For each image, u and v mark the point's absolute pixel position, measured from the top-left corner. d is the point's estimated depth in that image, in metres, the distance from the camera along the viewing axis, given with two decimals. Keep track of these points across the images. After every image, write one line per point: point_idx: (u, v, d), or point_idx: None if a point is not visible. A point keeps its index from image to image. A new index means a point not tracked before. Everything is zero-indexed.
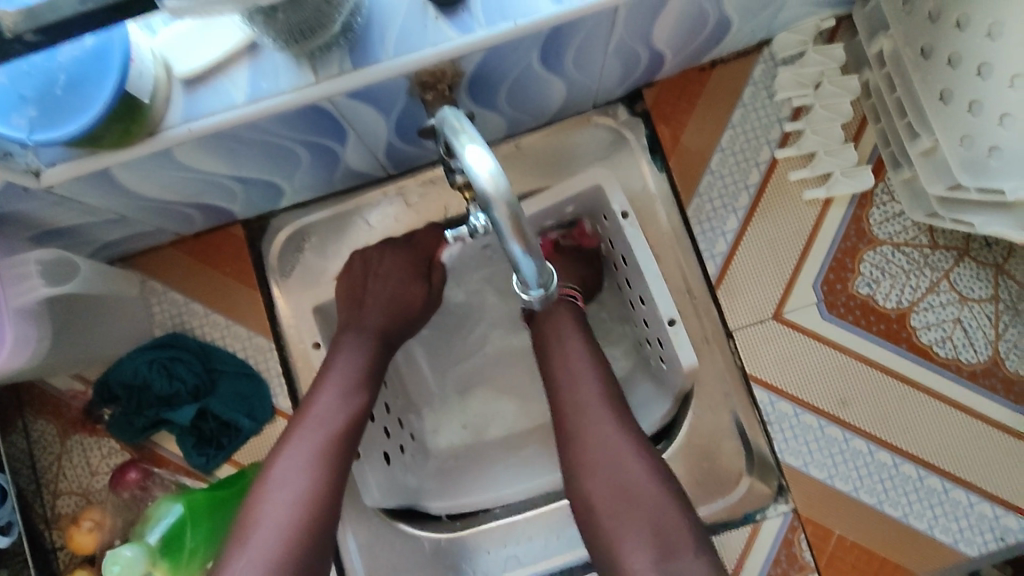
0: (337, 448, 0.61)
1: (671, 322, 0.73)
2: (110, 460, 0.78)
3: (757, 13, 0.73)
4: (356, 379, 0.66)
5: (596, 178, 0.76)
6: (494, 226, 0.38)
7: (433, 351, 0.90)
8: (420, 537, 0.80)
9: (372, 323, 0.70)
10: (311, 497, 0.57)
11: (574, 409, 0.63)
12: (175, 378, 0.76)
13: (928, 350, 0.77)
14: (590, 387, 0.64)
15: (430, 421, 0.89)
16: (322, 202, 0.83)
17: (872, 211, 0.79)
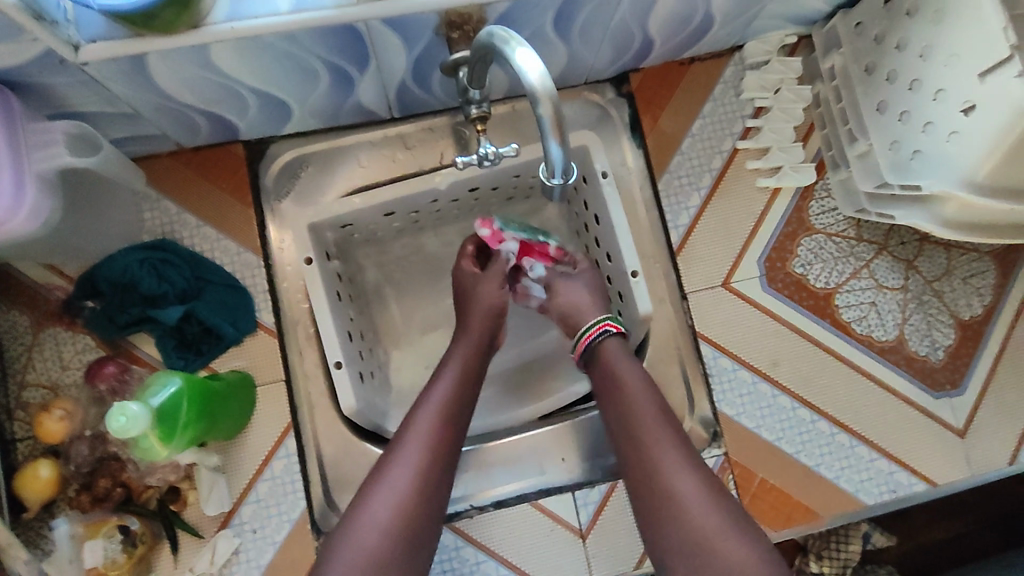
0: (452, 414, 0.69)
1: (632, 273, 0.83)
2: (84, 355, 0.78)
3: (736, 16, 0.84)
4: (467, 383, 0.73)
5: (585, 140, 0.85)
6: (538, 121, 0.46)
7: (403, 292, 0.98)
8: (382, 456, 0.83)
9: (478, 322, 0.79)
10: (436, 457, 0.64)
11: (657, 467, 0.62)
12: (165, 280, 0.78)
13: (847, 327, 0.89)
14: (673, 455, 0.62)
15: (395, 359, 0.96)
16: (324, 134, 0.88)
17: (812, 204, 0.91)
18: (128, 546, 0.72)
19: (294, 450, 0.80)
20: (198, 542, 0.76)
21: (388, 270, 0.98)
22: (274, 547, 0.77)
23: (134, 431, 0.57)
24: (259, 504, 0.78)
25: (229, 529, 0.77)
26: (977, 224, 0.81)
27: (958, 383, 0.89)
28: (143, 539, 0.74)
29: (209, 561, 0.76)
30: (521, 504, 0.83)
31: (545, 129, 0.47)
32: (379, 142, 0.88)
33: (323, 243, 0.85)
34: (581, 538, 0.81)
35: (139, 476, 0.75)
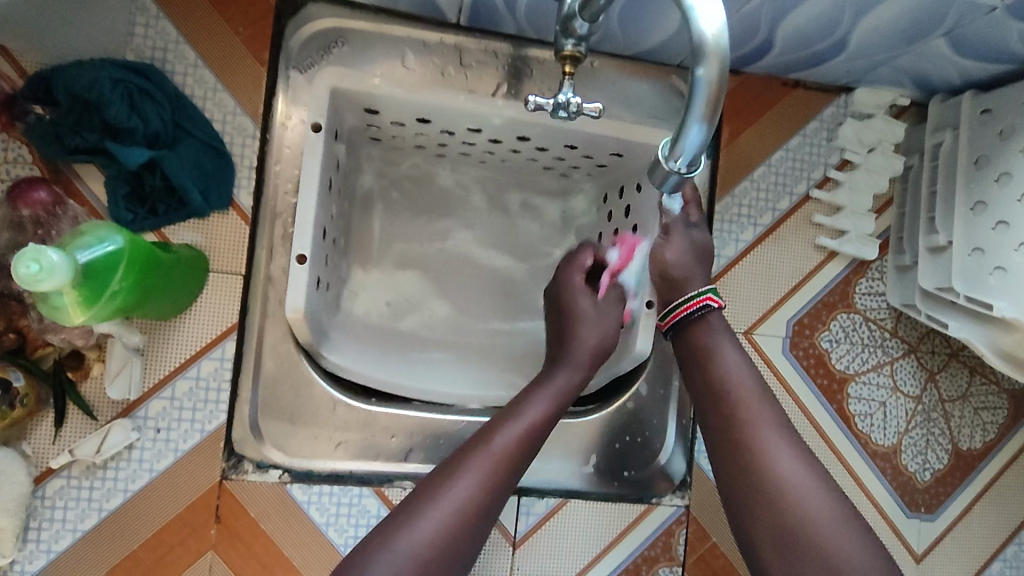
0: (536, 434, 0.63)
1: (650, 306, 0.74)
2: (14, 168, 0.65)
3: (868, 54, 0.73)
4: (557, 407, 0.66)
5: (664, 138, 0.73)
6: (695, 85, 0.38)
7: (391, 216, 0.86)
8: (314, 386, 0.72)
9: (583, 355, 0.70)
10: (502, 473, 0.59)
11: (753, 470, 0.59)
12: (137, 114, 0.63)
13: (850, 418, 0.83)
14: (772, 434, 0.61)
15: (357, 281, 0.83)
16: (372, 15, 0.74)
17: (861, 280, 0.84)
18: (3, 405, 0.61)
19: (231, 356, 0.69)
20: (88, 422, 0.65)
21: (370, 179, 0.85)
22: (176, 455, 0.67)
23: (47, 284, 0.45)
24: (171, 403, 0.67)
25: (129, 420, 0.66)
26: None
27: (933, 509, 0.85)
28: (25, 400, 0.62)
29: (94, 448, 0.64)
30: None
31: (697, 96, 0.38)
32: (430, 45, 0.75)
33: (336, 114, 0.72)
34: (511, 546, 0.74)
35: (41, 331, 0.62)
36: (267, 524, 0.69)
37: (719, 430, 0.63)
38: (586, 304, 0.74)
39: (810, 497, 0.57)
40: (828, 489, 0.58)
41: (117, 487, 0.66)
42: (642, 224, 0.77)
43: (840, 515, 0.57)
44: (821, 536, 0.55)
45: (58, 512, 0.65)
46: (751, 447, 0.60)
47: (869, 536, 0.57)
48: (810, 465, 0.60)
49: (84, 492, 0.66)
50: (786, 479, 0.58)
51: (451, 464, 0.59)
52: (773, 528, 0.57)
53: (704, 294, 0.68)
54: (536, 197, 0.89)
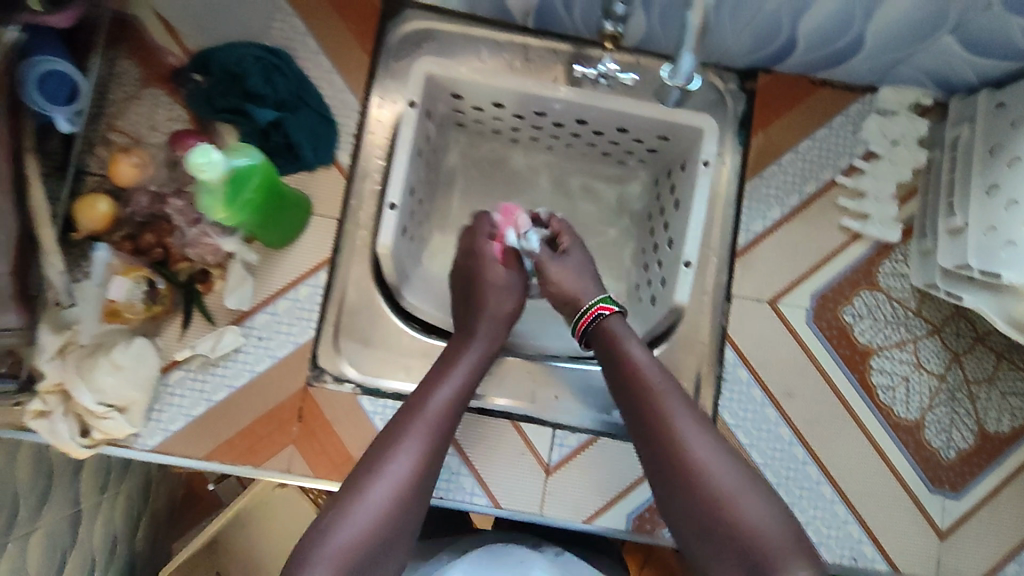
0: (430, 452, 0.67)
1: (686, 265, 0.80)
2: (174, 124, 0.83)
3: (886, 51, 0.82)
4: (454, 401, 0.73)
5: (701, 124, 0.81)
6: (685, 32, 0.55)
7: (462, 190, 1.00)
8: (388, 317, 0.86)
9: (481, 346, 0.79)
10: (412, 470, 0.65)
11: (674, 458, 0.64)
12: (271, 84, 0.81)
13: (872, 390, 0.88)
14: (690, 419, 0.66)
15: (429, 240, 0.97)
16: (456, 18, 0.90)
17: (885, 261, 0.90)
18: (149, 299, 0.76)
19: (322, 283, 0.83)
20: (207, 326, 0.81)
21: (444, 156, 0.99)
22: (271, 360, 0.81)
23: (208, 174, 0.58)
24: (273, 317, 0.82)
25: (239, 327, 0.81)
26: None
27: (958, 487, 0.87)
28: (164, 300, 0.78)
29: (211, 346, 0.80)
30: (503, 421, 0.85)
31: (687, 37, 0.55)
32: (501, 43, 0.90)
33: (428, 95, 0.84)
34: (545, 473, 0.83)
35: (182, 245, 0.78)
36: (338, 427, 0.81)
37: (648, 416, 0.67)
38: (500, 302, 0.83)
39: (726, 474, 0.62)
40: (742, 469, 0.63)
41: (224, 383, 0.81)
42: (683, 201, 0.84)
43: (755, 486, 0.62)
44: (737, 508, 0.60)
45: (177, 399, 0.80)
46: (656, 420, 0.66)
47: (770, 498, 0.62)
48: (724, 448, 0.65)
49: (198, 383, 0.80)
50: (696, 454, 0.64)
51: (384, 447, 0.67)
52: (693, 509, 0.62)
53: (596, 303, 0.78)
54: (598, 183, 1.01)
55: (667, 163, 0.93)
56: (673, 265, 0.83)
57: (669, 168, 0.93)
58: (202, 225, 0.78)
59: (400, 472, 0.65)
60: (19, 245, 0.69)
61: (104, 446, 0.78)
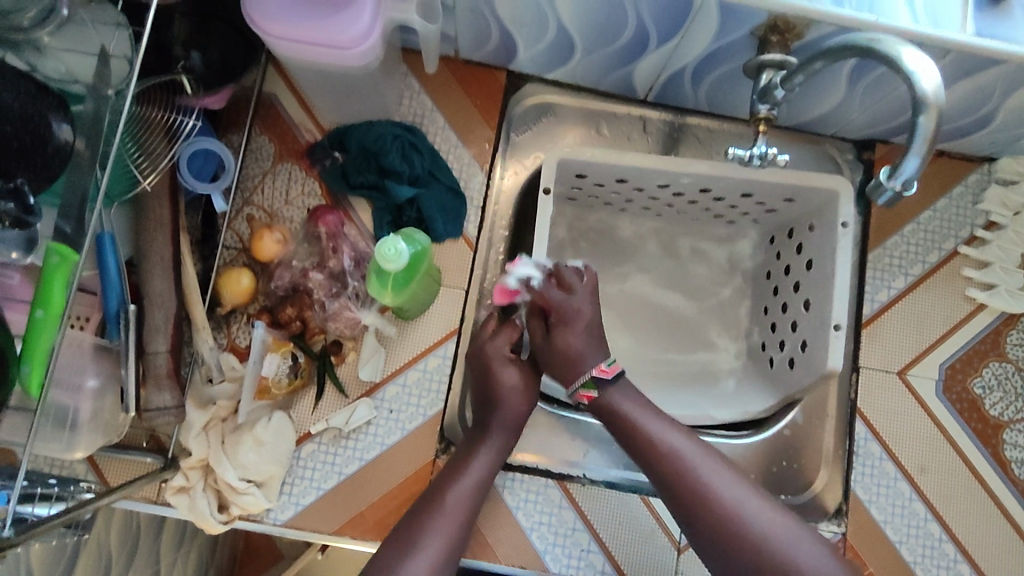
0: (453, 541, 0.66)
1: (836, 326, 0.76)
2: (308, 199, 0.85)
3: (1014, 127, 0.84)
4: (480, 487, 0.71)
5: (835, 185, 0.79)
6: (914, 130, 0.48)
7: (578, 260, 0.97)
8: None
9: (511, 418, 0.75)
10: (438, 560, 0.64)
11: (678, 494, 0.66)
12: (408, 160, 0.83)
13: (1006, 464, 0.86)
14: (690, 447, 0.68)
15: None
16: (577, 92, 0.92)
17: (1011, 332, 0.89)
18: (292, 374, 0.78)
19: (451, 354, 0.83)
20: (340, 398, 0.80)
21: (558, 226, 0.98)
22: (402, 433, 0.81)
23: (394, 264, 0.59)
24: (403, 388, 0.82)
25: (371, 399, 0.81)
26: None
27: None
28: (303, 373, 0.79)
29: (344, 419, 0.80)
30: (631, 494, 0.83)
31: (917, 138, 0.48)
32: (619, 116, 0.92)
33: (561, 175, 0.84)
34: (676, 551, 0.81)
35: (322, 319, 0.79)
36: None
37: (643, 450, 0.69)
38: (512, 382, 0.76)
39: (735, 493, 0.64)
40: (751, 489, 0.65)
41: (355, 455, 0.80)
42: (818, 259, 0.81)
43: (766, 502, 0.64)
44: (752, 531, 0.62)
45: (308, 472, 0.79)
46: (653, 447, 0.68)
47: (780, 511, 0.64)
48: (726, 468, 0.67)
49: (329, 456, 0.79)
50: (709, 486, 0.65)
51: (405, 537, 0.65)
52: (712, 541, 0.64)
53: (576, 392, 0.73)
54: (704, 245, 0.99)
55: (789, 222, 0.90)
56: (819, 329, 0.79)
57: (791, 227, 0.90)
58: (343, 298, 0.79)
59: (430, 554, 0.64)
60: (174, 324, 0.72)
61: (237, 521, 0.77)
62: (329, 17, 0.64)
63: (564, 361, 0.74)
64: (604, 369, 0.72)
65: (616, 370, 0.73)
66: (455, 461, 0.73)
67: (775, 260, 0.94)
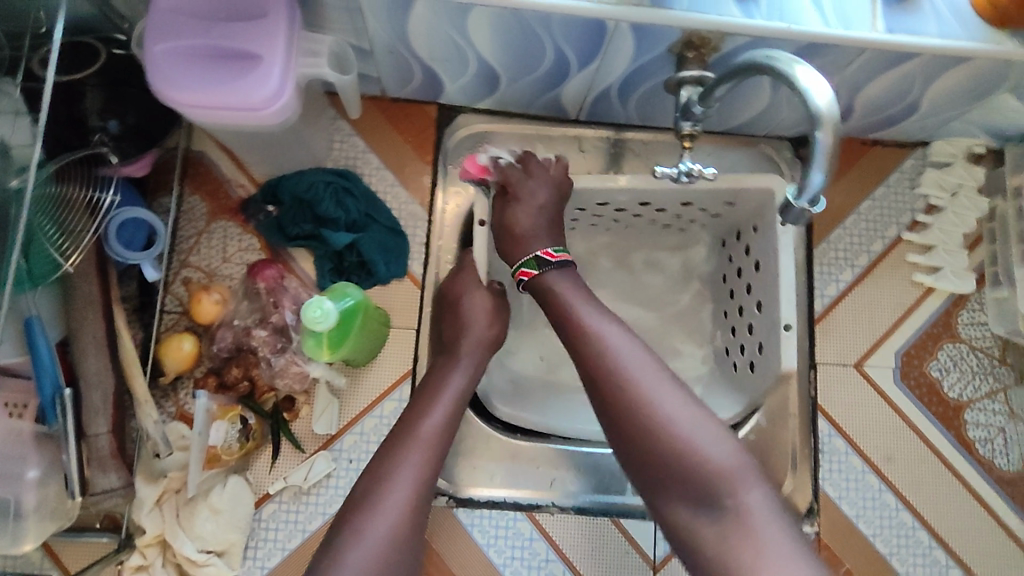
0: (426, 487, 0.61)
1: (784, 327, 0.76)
2: (246, 254, 0.83)
3: (938, 112, 0.85)
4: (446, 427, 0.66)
5: (770, 183, 0.78)
6: (813, 146, 0.47)
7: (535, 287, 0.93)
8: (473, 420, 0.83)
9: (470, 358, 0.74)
10: (410, 515, 0.59)
11: (612, 411, 0.60)
12: (342, 206, 0.82)
13: (970, 444, 0.86)
14: (631, 354, 0.61)
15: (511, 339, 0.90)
16: (509, 118, 0.91)
17: (962, 312, 0.89)
18: (242, 437, 0.75)
19: (407, 396, 0.82)
20: (297, 454, 0.79)
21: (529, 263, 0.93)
22: None
23: (323, 325, 0.58)
24: (361, 437, 0.80)
25: (328, 451, 0.80)
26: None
27: None
28: (255, 435, 0.77)
29: (303, 475, 0.78)
30: (602, 518, 0.82)
31: (817, 153, 0.47)
32: (555, 138, 0.92)
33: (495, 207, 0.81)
34: (652, 569, 0.81)
35: (270, 376, 0.77)
36: (438, 545, 0.80)
37: (585, 354, 0.63)
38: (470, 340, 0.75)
39: (670, 406, 0.58)
40: (689, 402, 0.59)
41: (318, 511, 0.78)
42: (764, 259, 0.80)
43: (706, 418, 0.58)
44: (686, 448, 0.56)
45: (271, 533, 0.77)
46: (603, 360, 0.61)
47: (720, 428, 0.57)
48: (668, 379, 0.60)
49: (292, 514, 0.78)
50: (642, 401, 0.58)
51: (379, 471, 0.61)
52: (646, 460, 0.58)
53: (519, 269, 0.74)
54: (659, 255, 0.95)
55: (734, 225, 0.88)
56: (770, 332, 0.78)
57: (737, 230, 0.88)
58: (289, 353, 0.78)
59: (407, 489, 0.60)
60: (115, 404, 0.71)
61: None
62: (239, 77, 0.63)
63: (511, 239, 0.76)
64: (549, 253, 0.72)
65: (561, 259, 0.72)
66: (420, 399, 0.69)
67: (728, 265, 0.91)
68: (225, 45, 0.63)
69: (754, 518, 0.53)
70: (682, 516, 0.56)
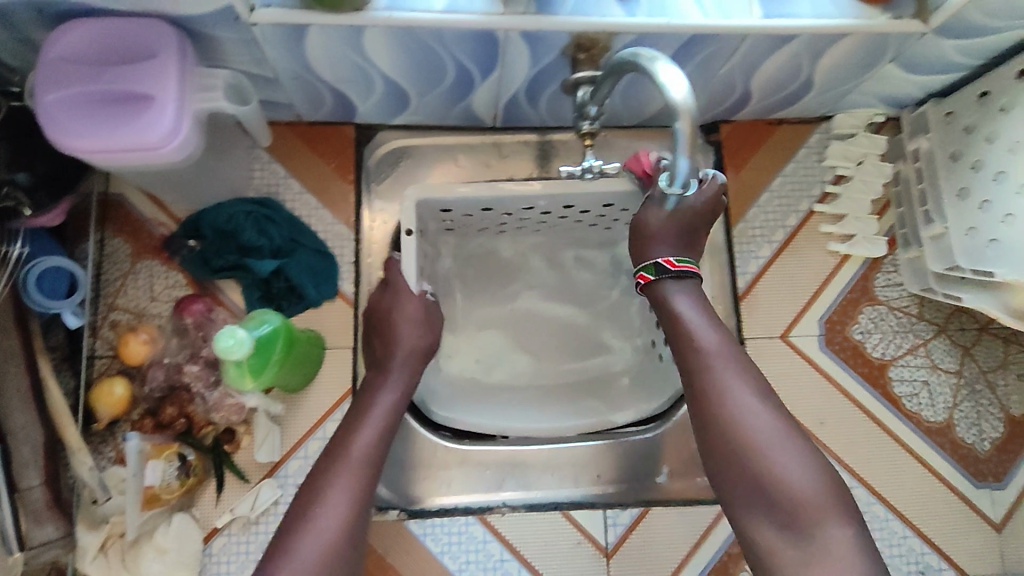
0: (360, 507, 0.62)
1: None
2: (173, 290, 0.83)
3: (833, 88, 0.88)
4: (380, 438, 0.68)
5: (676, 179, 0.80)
6: (675, 135, 0.49)
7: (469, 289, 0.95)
8: (420, 434, 0.85)
9: (402, 362, 0.75)
10: (344, 532, 0.60)
11: (728, 450, 0.64)
12: (265, 234, 0.82)
13: (897, 400, 0.90)
14: (745, 395, 0.66)
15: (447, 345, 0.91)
16: (426, 130, 0.92)
17: (877, 275, 0.93)
18: (182, 474, 0.75)
19: None
20: (242, 486, 0.80)
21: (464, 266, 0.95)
22: None
23: (238, 353, 0.58)
24: (305, 461, 0.81)
25: (273, 479, 0.80)
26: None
27: (1001, 477, 0.89)
28: (196, 470, 0.77)
29: (249, 506, 0.79)
30: (552, 512, 0.84)
31: (679, 140, 0.49)
32: (474, 147, 0.93)
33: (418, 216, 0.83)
34: (605, 556, 0.83)
35: (206, 411, 0.78)
36: (393, 559, 0.82)
37: (696, 393, 0.68)
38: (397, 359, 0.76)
39: (786, 450, 0.63)
40: (792, 438, 0.64)
41: (268, 539, 0.79)
42: None
43: (805, 451, 0.63)
44: (795, 486, 0.61)
45: (224, 566, 0.78)
46: (717, 401, 0.66)
47: (809, 458, 0.62)
48: (780, 418, 0.65)
49: (242, 545, 0.78)
50: (762, 446, 0.63)
51: (316, 487, 0.63)
52: (751, 490, 0.63)
53: (637, 272, 0.76)
54: (587, 253, 0.96)
55: None
56: None
57: None
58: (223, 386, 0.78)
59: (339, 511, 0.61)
60: (46, 454, 0.71)
61: None
62: (134, 119, 0.64)
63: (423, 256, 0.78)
64: (670, 262, 0.74)
65: (680, 270, 0.74)
66: (351, 416, 0.70)
67: None
68: (119, 89, 0.64)
69: (833, 543, 0.58)
70: (760, 531, 0.62)
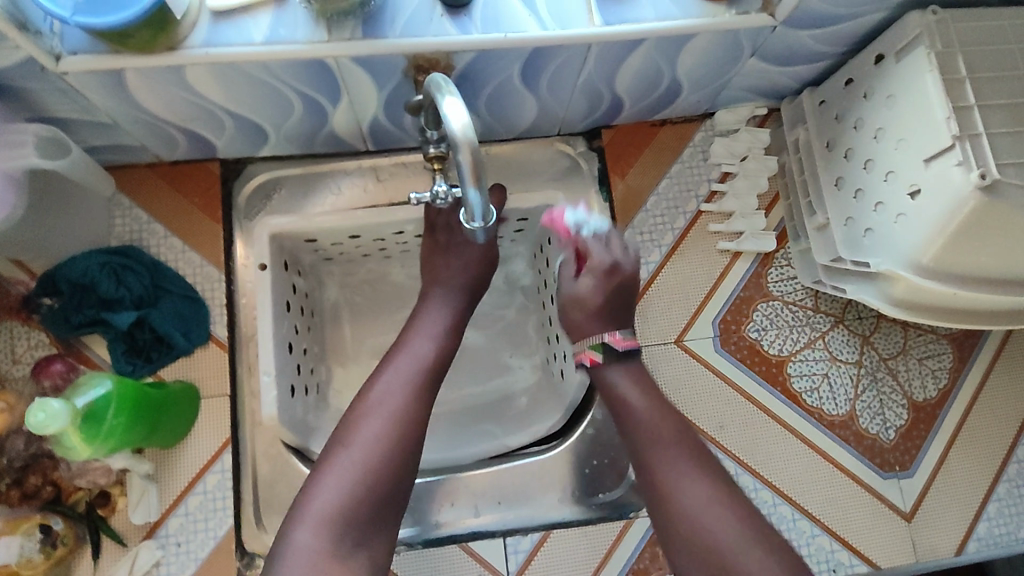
0: (381, 466, 0.62)
1: None
2: (36, 351, 0.80)
3: (703, 86, 0.86)
4: (413, 372, 0.68)
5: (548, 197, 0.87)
6: (458, 166, 0.49)
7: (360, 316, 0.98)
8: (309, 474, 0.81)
9: (456, 289, 0.77)
10: (365, 488, 0.61)
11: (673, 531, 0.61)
12: (123, 285, 0.79)
13: (798, 396, 0.88)
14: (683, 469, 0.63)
15: (338, 378, 0.95)
16: (298, 160, 0.89)
17: (770, 270, 0.92)
18: (48, 546, 0.72)
19: (229, 466, 0.80)
20: (120, 549, 0.77)
21: (353, 293, 0.98)
22: (196, 564, 0.77)
23: (52, 428, 0.58)
24: (186, 518, 0.78)
25: (152, 540, 0.77)
26: (967, 311, 0.79)
27: (908, 465, 0.88)
28: (65, 540, 0.73)
29: (128, 570, 0.76)
30: (451, 545, 0.84)
31: (463, 172, 0.49)
32: (350, 173, 0.90)
33: (283, 253, 0.84)
34: None
35: (70, 477, 0.75)
36: None
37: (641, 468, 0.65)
38: (432, 319, 0.74)
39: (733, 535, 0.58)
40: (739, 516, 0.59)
41: None
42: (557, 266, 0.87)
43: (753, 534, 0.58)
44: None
45: None
46: (657, 479, 0.63)
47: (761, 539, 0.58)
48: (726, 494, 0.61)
49: None
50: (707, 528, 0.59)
51: (343, 435, 0.64)
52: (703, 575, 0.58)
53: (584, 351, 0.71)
54: None
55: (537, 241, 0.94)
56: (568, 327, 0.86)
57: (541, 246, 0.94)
58: None
59: (339, 488, 0.60)
60: None
61: None
62: None
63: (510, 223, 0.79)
64: (616, 339, 0.70)
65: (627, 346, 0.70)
66: (384, 360, 0.71)
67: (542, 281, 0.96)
68: None
69: None
70: None
